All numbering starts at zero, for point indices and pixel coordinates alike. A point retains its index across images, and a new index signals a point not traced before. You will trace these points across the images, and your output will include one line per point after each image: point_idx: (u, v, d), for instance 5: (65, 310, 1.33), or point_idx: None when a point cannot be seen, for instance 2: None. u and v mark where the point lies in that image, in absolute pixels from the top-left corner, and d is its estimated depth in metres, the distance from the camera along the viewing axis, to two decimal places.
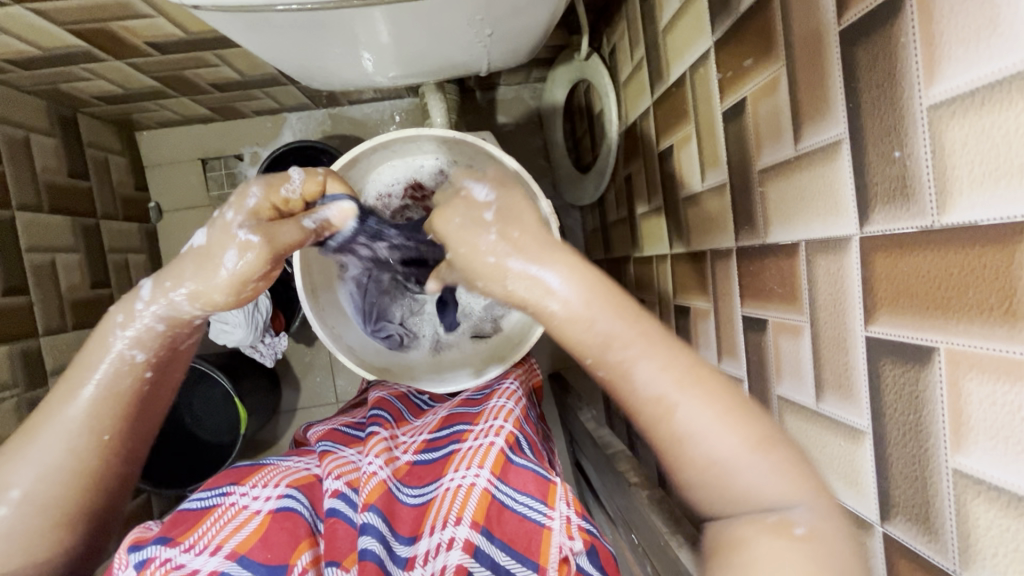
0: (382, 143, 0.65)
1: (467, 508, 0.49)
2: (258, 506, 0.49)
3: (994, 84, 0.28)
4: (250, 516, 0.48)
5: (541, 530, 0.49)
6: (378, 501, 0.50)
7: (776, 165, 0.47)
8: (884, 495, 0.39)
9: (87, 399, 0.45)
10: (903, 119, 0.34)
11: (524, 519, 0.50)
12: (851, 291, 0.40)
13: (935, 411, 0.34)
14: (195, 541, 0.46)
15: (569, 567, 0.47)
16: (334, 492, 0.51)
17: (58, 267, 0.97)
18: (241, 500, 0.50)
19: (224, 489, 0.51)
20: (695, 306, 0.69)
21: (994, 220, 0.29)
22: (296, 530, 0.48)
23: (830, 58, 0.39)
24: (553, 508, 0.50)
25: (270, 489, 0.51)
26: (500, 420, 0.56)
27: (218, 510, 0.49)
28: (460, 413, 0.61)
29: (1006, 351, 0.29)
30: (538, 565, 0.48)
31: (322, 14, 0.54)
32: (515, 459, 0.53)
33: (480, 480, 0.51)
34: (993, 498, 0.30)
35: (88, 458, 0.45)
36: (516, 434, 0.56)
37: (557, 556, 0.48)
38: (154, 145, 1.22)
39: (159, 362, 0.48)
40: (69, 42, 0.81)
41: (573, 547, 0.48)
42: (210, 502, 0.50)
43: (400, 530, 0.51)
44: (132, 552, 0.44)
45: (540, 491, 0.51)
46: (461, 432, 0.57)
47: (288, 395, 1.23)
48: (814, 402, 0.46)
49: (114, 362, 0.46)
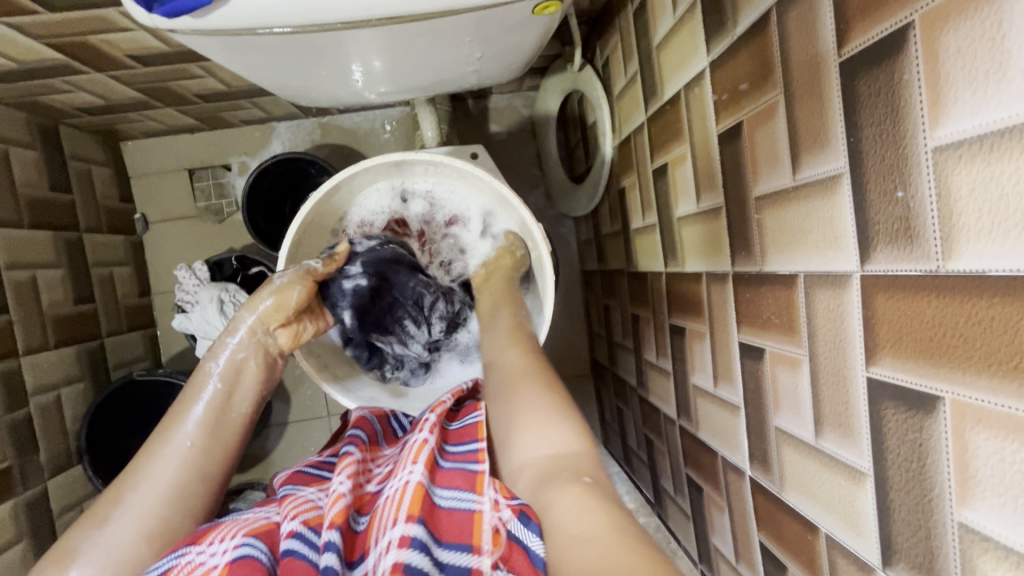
0: (367, 168, 0.64)
1: (401, 505, 0.44)
2: (215, 561, 0.43)
3: (1003, 132, 0.27)
4: (206, 573, 0.42)
5: (472, 516, 0.45)
6: (343, 522, 0.46)
7: (772, 193, 0.46)
8: (885, 540, 0.38)
9: (190, 421, 0.53)
10: (906, 159, 0.32)
11: (456, 512, 0.46)
12: (852, 330, 0.38)
13: (941, 460, 0.32)
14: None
15: (501, 536, 0.42)
16: (290, 532, 0.44)
17: (40, 283, 0.95)
18: (198, 558, 0.44)
19: (179, 550, 0.45)
20: (689, 327, 0.68)
21: (1004, 271, 0.27)
22: (254, 574, 0.41)
23: (830, 90, 0.38)
24: (483, 493, 0.46)
25: (227, 541, 0.44)
26: (428, 418, 0.54)
27: (175, 571, 0.43)
28: (428, 420, 0.57)
29: (1015, 408, 0.28)
30: (472, 549, 0.42)
31: (307, 36, 0.52)
32: (443, 462, 0.50)
33: (415, 476, 0.46)
34: (1001, 557, 0.29)
35: (200, 464, 0.52)
36: (444, 440, 0.53)
37: (489, 530, 0.43)
38: (140, 155, 1.19)
39: (230, 383, 0.56)
40: (48, 56, 0.78)
41: (500, 516, 0.44)
42: (165, 566, 0.44)
43: (355, 557, 0.45)
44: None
45: (468, 482, 0.48)
46: (400, 438, 0.54)
47: (278, 409, 1.21)
48: (813, 437, 0.45)
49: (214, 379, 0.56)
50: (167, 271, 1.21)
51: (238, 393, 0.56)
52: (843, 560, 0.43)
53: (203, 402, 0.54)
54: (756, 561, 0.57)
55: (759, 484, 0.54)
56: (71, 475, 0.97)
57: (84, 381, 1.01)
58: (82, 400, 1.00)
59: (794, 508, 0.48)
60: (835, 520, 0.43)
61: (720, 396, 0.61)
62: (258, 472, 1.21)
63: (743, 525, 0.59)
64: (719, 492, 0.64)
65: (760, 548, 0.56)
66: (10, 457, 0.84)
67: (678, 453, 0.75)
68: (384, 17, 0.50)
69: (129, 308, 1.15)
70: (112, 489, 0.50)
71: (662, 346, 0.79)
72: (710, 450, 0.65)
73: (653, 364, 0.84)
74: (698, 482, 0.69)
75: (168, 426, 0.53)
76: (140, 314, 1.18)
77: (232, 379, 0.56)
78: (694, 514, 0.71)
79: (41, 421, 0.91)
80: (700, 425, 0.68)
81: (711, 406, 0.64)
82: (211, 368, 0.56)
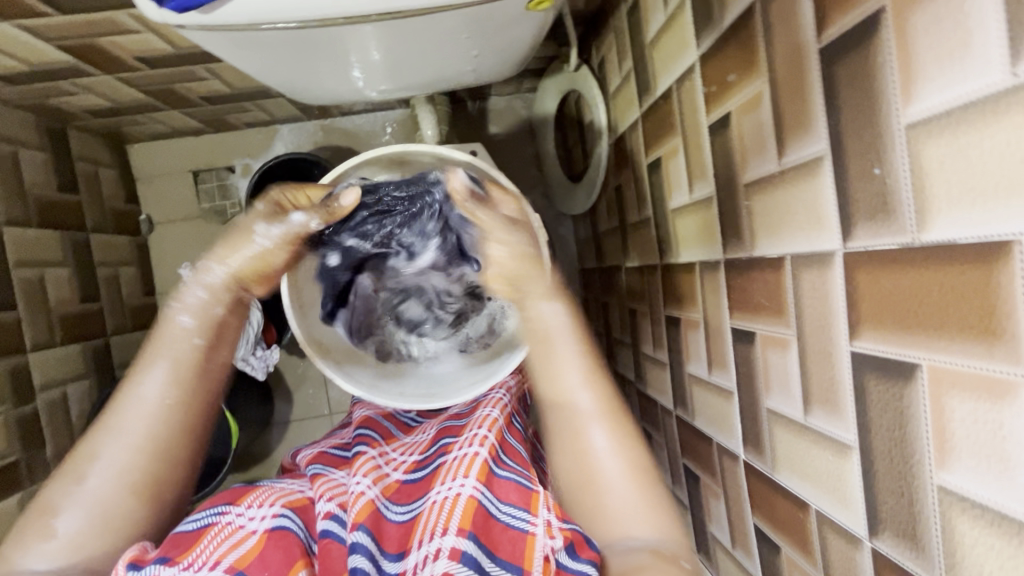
0: (369, 161, 0.65)
1: (453, 517, 0.49)
2: (253, 527, 0.49)
3: (968, 105, 0.28)
4: (248, 535, 0.48)
5: (524, 538, 0.49)
6: (367, 519, 0.50)
7: (760, 179, 0.48)
8: (871, 510, 0.39)
9: (156, 379, 0.53)
10: (881, 137, 0.34)
11: (508, 527, 0.51)
12: (836, 306, 0.40)
13: (920, 427, 0.34)
14: (194, 559, 0.46)
15: (551, 564, 0.47)
16: (327, 513, 0.52)
17: (47, 282, 0.96)
18: (237, 520, 0.50)
19: (218, 509, 0.51)
20: (684, 317, 0.70)
21: (972, 238, 0.29)
22: (292, 546, 0.48)
23: (811, 76, 0.39)
24: (537, 514, 0.50)
25: (266, 508, 0.51)
26: (483, 430, 0.57)
27: (215, 528, 0.49)
28: (449, 425, 0.63)
29: (987, 368, 0.29)
30: (523, 568, 0.48)
31: (309, 32, 0.54)
32: (497, 471, 0.54)
33: (466, 488, 0.51)
34: (977, 515, 0.30)
35: (171, 424, 0.52)
36: (498, 446, 0.56)
37: (540, 557, 0.48)
38: (145, 158, 1.22)
39: (212, 337, 0.56)
40: (58, 58, 0.81)
41: (553, 544, 0.48)
42: (204, 521, 0.49)
43: (388, 548, 0.51)
44: (131, 567, 0.43)
45: (522, 500, 0.52)
46: (444, 446, 0.59)
47: (281, 407, 1.22)
48: (802, 415, 0.46)
49: (182, 331, 0.54)
50: (171, 272, 1.23)
51: (217, 347, 0.56)
52: (833, 534, 0.44)
53: (165, 360, 0.53)
54: (751, 544, 0.58)
55: (752, 467, 0.55)
56: None
57: (90, 378, 1.03)
58: (88, 396, 1.02)
59: (786, 487, 0.49)
60: (824, 496, 0.44)
61: (714, 383, 0.62)
62: (261, 470, 1.22)
63: (738, 510, 0.60)
64: (715, 479, 0.65)
65: (754, 531, 0.57)
66: (18, 451, 0.86)
67: (675, 443, 0.76)
68: (383, 13, 0.52)
69: (133, 307, 1.16)
70: (86, 438, 0.51)
71: (659, 338, 0.80)
72: (706, 437, 0.66)
73: (651, 357, 0.85)
74: (695, 471, 0.70)
75: (133, 380, 0.53)
76: (144, 314, 1.19)
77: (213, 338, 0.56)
78: (691, 503, 0.72)
79: (48, 417, 0.93)
80: (696, 413, 0.69)
81: (706, 394, 0.65)
82: (185, 327, 0.54)
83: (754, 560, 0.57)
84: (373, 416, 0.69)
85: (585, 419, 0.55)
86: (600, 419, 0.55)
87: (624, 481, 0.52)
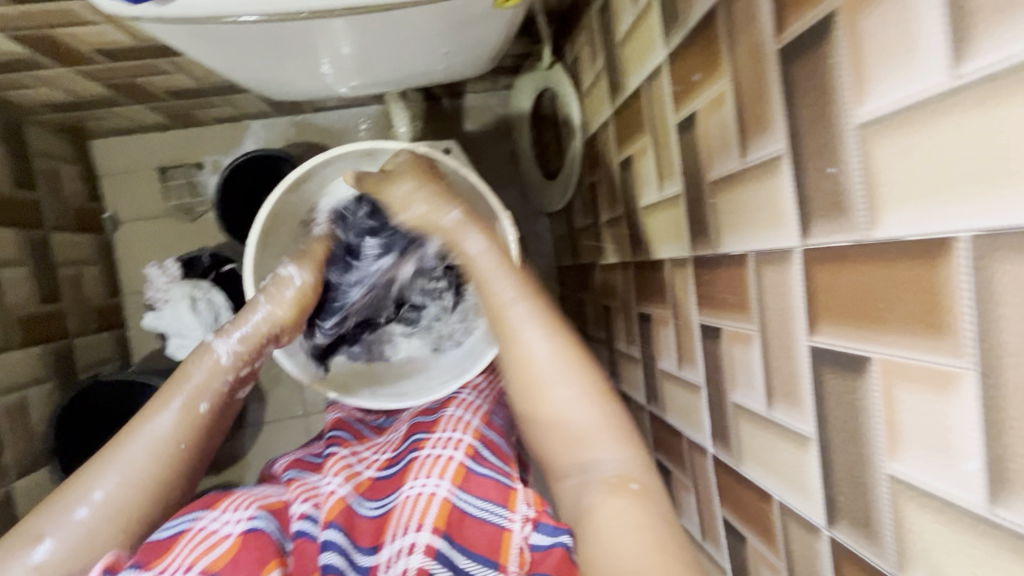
0: (337, 156, 0.64)
1: (427, 516, 0.51)
2: (228, 530, 0.49)
3: (915, 105, 0.29)
4: (221, 539, 0.48)
5: (501, 533, 0.51)
6: (339, 517, 0.52)
7: (724, 177, 0.49)
8: (829, 499, 0.40)
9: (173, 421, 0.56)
10: (836, 137, 0.35)
11: (484, 523, 0.52)
12: (796, 301, 0.41)
13: (872, 419, 0.35)
14: (168, 564, 0.47)
15: (526, 555, 0.49)
16: (302, 514, 0.52)
17: (4, 282, 0.93)
18: (210, 525, 0.50)
19: (194, 515, 0.52)
20: (655, 313, 0.70)
21: (919, 234, 0.30)
22: (267, 547, 0.48)
23: (771, 76, 0.40)
24: (514, 510, 0.52)
25: (241, 512, 0.51)
26: (458, 433, 0.59)
27: (189, 534, 0.49)
28: (419, 421, 0.63)
29: (932, 361, 0.30)
30: (499, 565, 0.49)
31: (273, 25, 0.53)
32: (475, 469, 0.56)
33: (440, 489, 0.53)
34: (926, 503, 0.31)
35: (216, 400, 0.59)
36: (475, 445, 0.58)
37: (515, 551, 0.49)
38: (109, 154, 1.18)
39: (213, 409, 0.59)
40: (11, 49, 0.77)
41: (526, 535, 0.50)
42: (179, 528, 0.50)
43: (361, 541, 0.52)
44: (106, 572, 0.45)
45: (500, 496, 0.53)
46: (417, 441, 0.59)
47: (254, 409, 1.20)
48: (765, 409, 0.47)
49: (203, 382, 0.58)
50: (137, 272, 1.19)
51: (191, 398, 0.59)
52: (794, 524, 0.45)
53: (181, 403, 0.57)
54: (720, 536, 0.59)
55: (720, 460, 0.56)
56: (37, 478, 0.95)
57: (51, 382, 0.99)
58: (49, 401, 0.98)
59: (751, 479, 0.50)
60: (786, 487, 0.45)
61: (683, 378, 0.63)
62: (233, 474, 1.20)
63: (708, 502, 0.61)
64: (685, 473, 0.66)
65: (722, 523, 0.58)
66: None
67: (648, 438, 0.77)
68: (348, 7, 0.51)
69: (98, 308, 1.13)
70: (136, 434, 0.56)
71: (632, 334, 0.81)
72: (677, 432, 0.67)
73: (624, 353, 0.86)
74: (667, 465, 0.71)
75: (149, 419, 0.56)
76: (109, 315, 1.15)
77: (223, 400, 0.60)
78: None
79: (6, 423, 0.89)
80: (668, 408, 0.69)
81: (677, 389, 0.66)
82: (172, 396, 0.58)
83: (723, 551, 0.58)
84: (346, 418, 0.69)
85: (517, 321, 0.58)
86: (529, 320, 0.58)
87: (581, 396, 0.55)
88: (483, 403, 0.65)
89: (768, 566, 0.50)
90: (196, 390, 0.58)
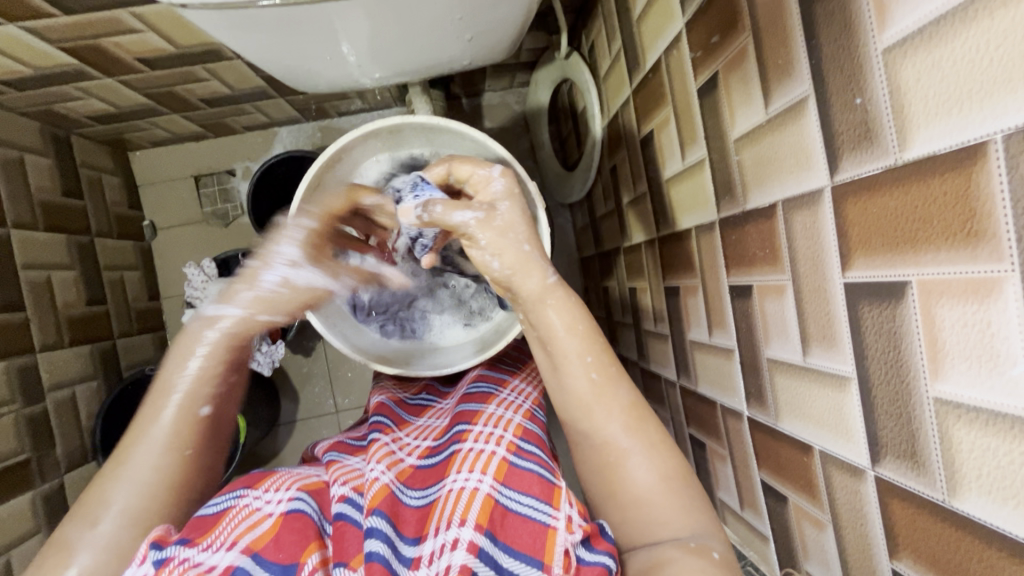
0: (368, 133, 0.66)
1: (470, 511, 0.49)
2: (270, 509, 0.49)
3: (940, 18, 0.30)
4: (263, 518, 0.48)
5: (546, 530, 0.48)
6: (382, 505, 0.50)
7: (749, 131, 0.49)
8: (872, 437, 0.40)
9: (166, 424, 0.51)
10: (861, 67, 0.35)
11: (529, 520, 0.49)
12: (827, 241, 0.41)
13: (913, 343, 0.35)
14: (212, 540, 0.45)
15: (570, 559, 0.46)
16: (342, 496, 0.51)
17: (54, 284, 0.98)
18: (254, 502, 0.50)
19: (237, 492, 0.51)
20: (683, 285, 0.70)
21: (952, 147, 0.30)
22: (307, 530, 0.48)
23: (791, 20, 0.41)
24: (558, 508, 0.49)
25: (282, 492, 0.51)
26: (499, 429, 0.57)
27: (233, 510, 0.49)
28: (463, 410, 0.62)
29: (972, 271, 0.30)
30: (543, 564, 0.46)
31: (304, 9, 0.55)
32: (519, 463, 0.54)
33: (483, 484, 0.51)
34: (974, 419, 0.31)
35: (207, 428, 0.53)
36: (517, 441, 0.56)
37: (561, 551, 0.46)
38: (148, 164, 1.22)
39: (216, 404, 0.54)
40: (63, 61, 0.83)
41: (572, 539, 0.46)
42: (223, 505, 0.49)
43: (405, 531, 0.50)
44: (153, 547, 0.44)
45: (544, 493, 0.51)
46: (460, 433, 0.58)
47: (287, 406, 1.22)
48: (802, 358, 0.46)
49: (192, 383, 0.52)
50: (175, 276, 1.23)
51: (235, 388, 0.55)
52: (837, 471, 0.44)
53: (177, 408, 0.51)
54: (760, 502, 0.58)
55: (757, 422, 0.56)
56: (86, 472, 0.98)
57: (97, 380, 1.03)
58: (95, 398, 1.02)
59: (790, 435, 0.50)
60: (826, 434, 0.45)
61: (715, 344, 0.62)
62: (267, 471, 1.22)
63: (745, 469, 0.60)
64: (721, 443, 0.65)
65: (761, 487, 0.57)
66: (26, 450, 0.87)
67: (680, 414, 0.77)
68: None
69: (139, 310, 1.17)
70: (105, 472, 0.50)
71: (660, 313, 0.81)
72: (710, 402, 0.66)
73: (652, 332, 0.85)
74: (701, 439, 0.71)
75: (144, 431, 0.51)
76: (150, 316, 1.19)
77: (225, 395, 0.54)
78: (699, 472, 0.72)
79: (57, 417, 0.94)
80: (700, 379, 0.69)
81: (708, 357, 0.65)
82: (176, 385, 0.52)
83: (764, 515, 0.57)
84: (387, 402, 0.69)
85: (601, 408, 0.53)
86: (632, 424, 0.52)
87: (646, 474, 0.50)
88: (525, 402, 0.64)
89: (811, 521, 0.49)
90: (189, 391, 0.52)
